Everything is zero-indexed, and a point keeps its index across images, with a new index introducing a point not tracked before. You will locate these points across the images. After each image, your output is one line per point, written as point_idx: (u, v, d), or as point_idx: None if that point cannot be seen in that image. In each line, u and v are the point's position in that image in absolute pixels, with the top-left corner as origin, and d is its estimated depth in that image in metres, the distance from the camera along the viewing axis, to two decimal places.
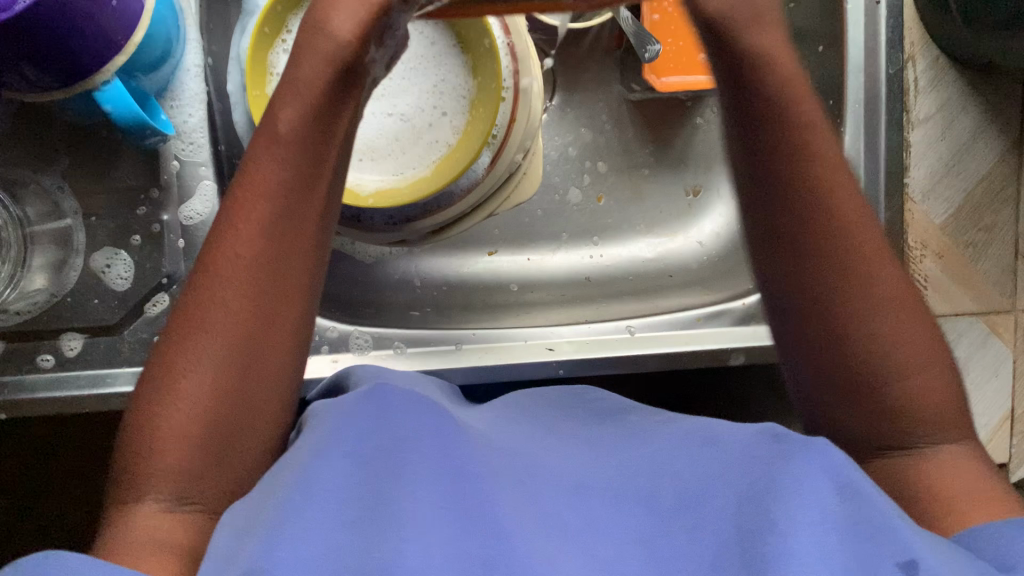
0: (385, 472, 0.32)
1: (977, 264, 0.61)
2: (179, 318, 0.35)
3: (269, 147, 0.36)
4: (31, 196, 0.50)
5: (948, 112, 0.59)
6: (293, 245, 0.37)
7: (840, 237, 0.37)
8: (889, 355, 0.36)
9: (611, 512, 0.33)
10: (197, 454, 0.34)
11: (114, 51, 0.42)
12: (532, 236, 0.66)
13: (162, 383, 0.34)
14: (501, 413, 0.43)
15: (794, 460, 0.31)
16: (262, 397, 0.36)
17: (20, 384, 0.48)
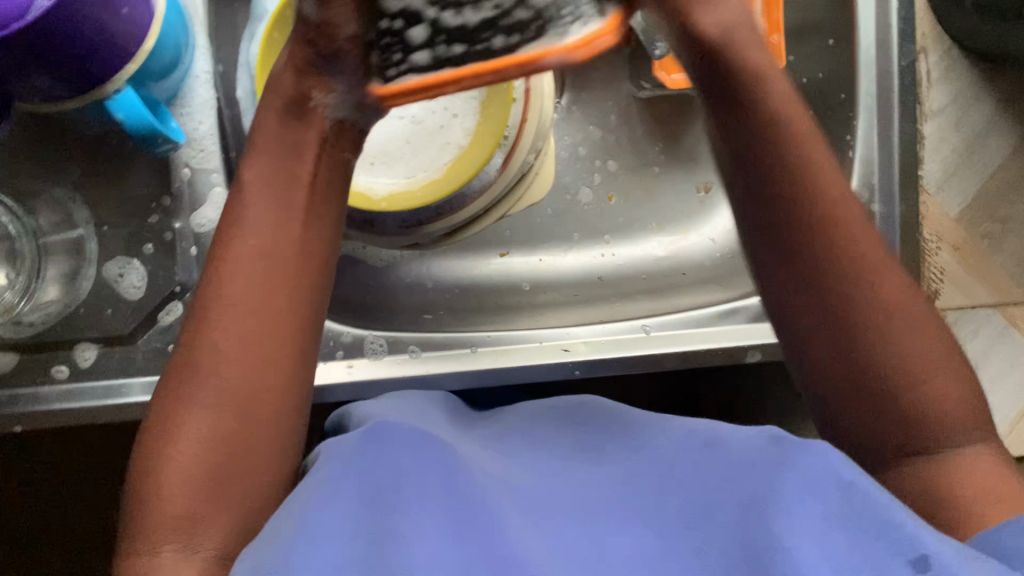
0: (387, 515, 0.33)
1: (994, 256, 0.61)
2: (179, 361, 0.36)
3: (255, 192, 0.39)
4: (43, 206, 0.50)
5: (961, 103, 0.59)
6: (297, 272, 0.38)
7: (831, 235, 0.38)
8: (896, 362, 0.36)
9: (619, 527, 0.34)
10: (206, 488, 0.34)
11: (126, 59, 0.42)
12: (543, 237, 0.66)
13: (165, 424, 0.35)
14: (513, 438, 0.44)
15: (795, 465, 0.33)
16: (270, 428, 0.36)
17: (38, 396, 0.48)
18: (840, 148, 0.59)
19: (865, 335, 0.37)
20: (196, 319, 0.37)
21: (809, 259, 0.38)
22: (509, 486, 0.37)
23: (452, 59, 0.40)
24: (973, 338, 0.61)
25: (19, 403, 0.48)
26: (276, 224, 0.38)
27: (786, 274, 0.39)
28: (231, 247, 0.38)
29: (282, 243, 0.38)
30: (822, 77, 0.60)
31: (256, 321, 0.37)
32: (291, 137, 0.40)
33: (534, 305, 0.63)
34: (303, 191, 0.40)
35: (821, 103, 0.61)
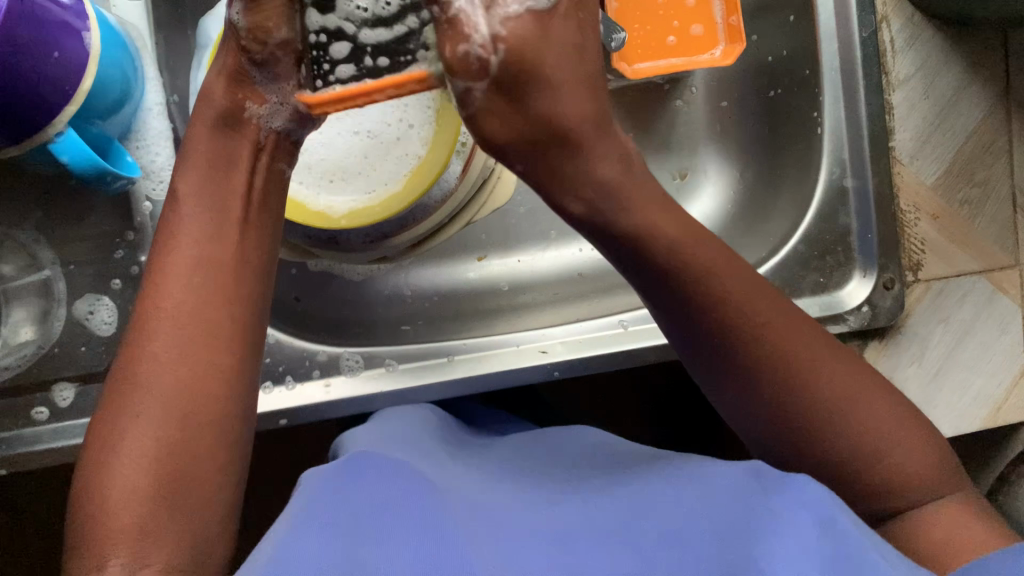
0: (362, 537, 0.33)
1: (975, 223, 0.60)
2: (122, 373, 0.37)
3: (193, 215, 0.40)
4: (8, 252, 0.51)
5: (926, 71, 0.59)
6: (237, 294, 0.39)
7: (753, 342, 0.39)
8: (863, 453, 0.39)
9: (595, 548, 0.33)
10: (151, 499, 0.34)
11: (65, 100, 0.42)
12: (518, 237, 0.65)
13: (110, 434, 0.36)
14: (498, 465, 0.45)
15: (773, 499, 0.35)
16: (211, 439, 0.37)
17: (20, 439, 0.49)
18: (809, 125, 0.58)
19: (815, 430, 0.40)
20: (138, 331, 0.38)
21: (745, 366, 0.40)
22: (477, 507, 0.37)
23: (380, 70, 0.40)
24: (960, 307, 0.59)
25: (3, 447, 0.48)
26: (227, 273, 0.39)
27: (731, 383, 0.41)
28: (174, 262, 0.39)
29: (217, 267, 0.39)
30: (787, 54, 0.59)
31: (197, 335, 0.38)
32: (223, 151, 0.41)
33: (514, 307, 0.63)
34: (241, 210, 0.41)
35: (786, 80, 0.60)
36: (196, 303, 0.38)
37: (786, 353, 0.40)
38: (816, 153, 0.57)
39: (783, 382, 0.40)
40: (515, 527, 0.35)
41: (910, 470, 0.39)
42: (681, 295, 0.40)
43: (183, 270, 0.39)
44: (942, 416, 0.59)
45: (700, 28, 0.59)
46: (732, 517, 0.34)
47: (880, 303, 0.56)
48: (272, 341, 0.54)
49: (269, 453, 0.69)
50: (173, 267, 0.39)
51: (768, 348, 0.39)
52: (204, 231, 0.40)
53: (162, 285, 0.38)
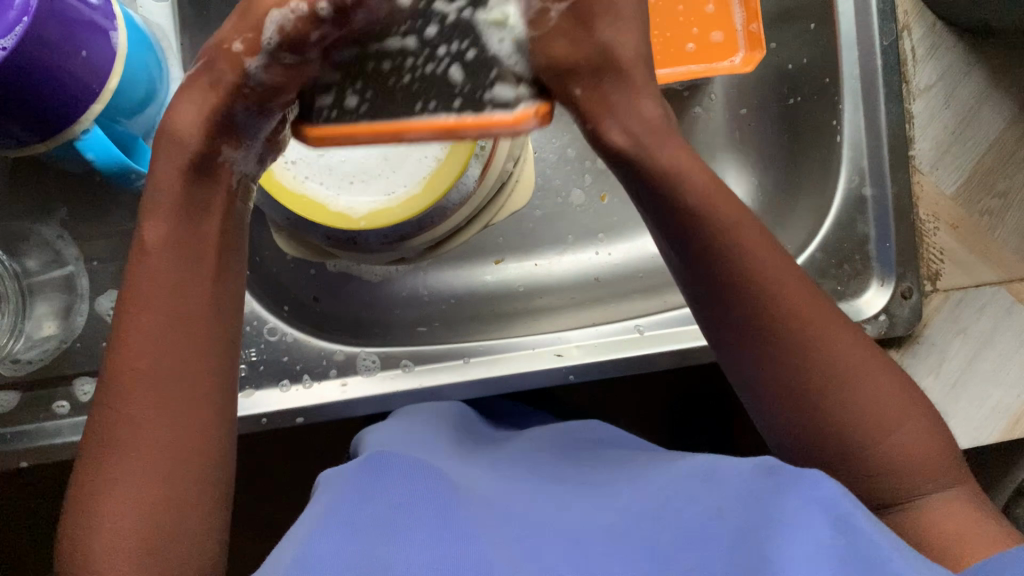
0: (380, 540, 0.33)
1: (995, 233, 0.60)
2: (98, 434, 0.37)
3: (158, 263, 0.38)
4: (32, 248, 0.52)
5: (949, 79, 0.59)
6: (206, 335, 0.39)
7: (764, 275, 0.40)
8: (863, 423, 0.39)
9: (610, 551, 0.33)
10: (138, 563, 0.35)
11: (92, 99, 0.43)
12: (538, 242, 0.66)
13: (93, 497, 0.36)
14: (507, 463, 0.45)
15: (790, 490, 0.34)
16: (192, 496, 0.37)
17: (42, 432, 0.50)
18: (828, 133, 0.58)
19: (827, 374, 0.40)
20: (107, 388, 0.37)
21: (757, 300, 0.40)
22: (494, 505, 0.37)
23: (352, 110, 0.39)
24: (979, 319, 0.59)
25: (25, 440, 0.49)
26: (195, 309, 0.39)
27: (736, 318, 0.40)
28: (138, 315, 0.38)
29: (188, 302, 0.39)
30: (807, 62, 0.59)
31: (168, 391, 0.37)
32: (196, 201, 0.40)
33: (531, 311, 0.63)
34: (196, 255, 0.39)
35: (807, 88, 0.60)
36: (165, 343, 0.38)
37: (792, 300, 0.40)
38: (834, 161, 0.57)
39: (792, 318, 0.40)
40: (537, 530, 0.35)
41: (924, 472, 0.39)
42: (692, 214, 0.40)
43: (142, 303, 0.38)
44: (960, 427, 0.58)
45: (720, 35, 0.60)
46: (750, 512, 0.33)
47: (897, 312, 0.56)
48: (291, 340, 0.55)
49: (286, 450, 0.69)
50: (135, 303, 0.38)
51: (779, 292, 0.40)
52: (167, 282, 0.38)
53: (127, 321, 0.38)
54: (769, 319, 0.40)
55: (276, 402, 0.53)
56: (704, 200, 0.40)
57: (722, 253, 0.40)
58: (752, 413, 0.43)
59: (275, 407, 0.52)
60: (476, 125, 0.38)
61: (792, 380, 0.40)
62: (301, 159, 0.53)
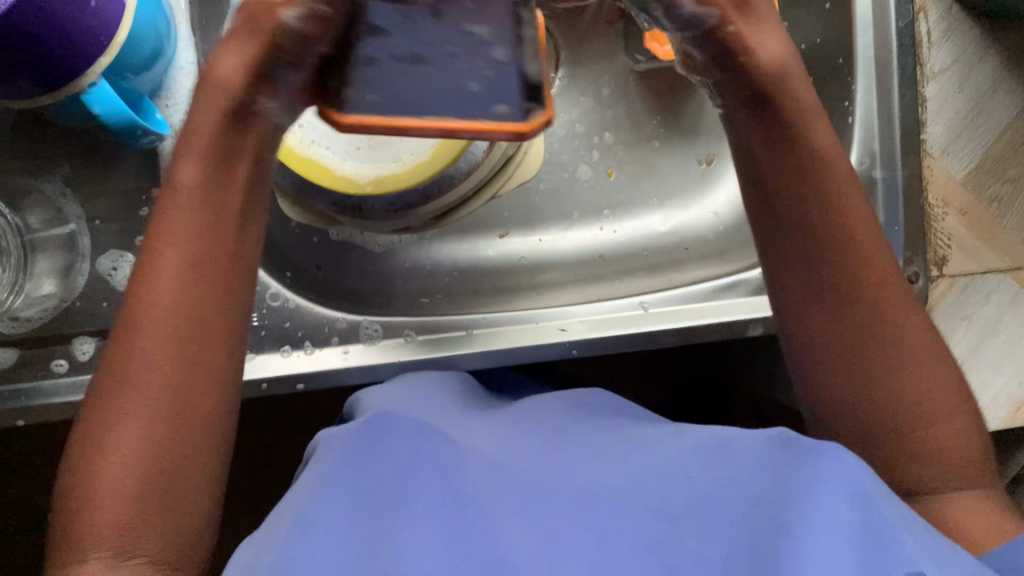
0: (383, 507, 0.33)
1: (1003, 220, 0.59)
2: (106, 375, 0.37)
3: (184, 207, 0.39)
4: (33, 204, 0.51)
5: (962, 64, 0.58)
6: (224, 282, 0.39)
7: (843, 242, 0.41)
8: (913, 399, 0.39)
9: (620, 521, 0.33)
10: (133, 496, 0.35)
11: (98, 52, 0.42)
12: (542, 217, 0.65)
13: (98, 425, 0.36)
14: (524, 428, 0.44)
15: (806, 466, 0.33)
16: (193, 433, 0.37)
17: (40, 390, 0.49)
18: (840, 114, 0.58)
19: (879, 343, 0.40)
20: (123, 325, 0.38)
21: (828, 265, 0.41)
22: (496, 470, 0.37)
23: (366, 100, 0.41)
24: (984, 305, 0.59)
25: (21, 398, 0.49)
26: (206, 257, 0.39)
27: (803, 283, 0.42)
28: (164, 255, 0.38)
29: (201, 248, 0.39)
30: (821, 42, 0.59)
31: (172, 337, 0.37)
32: (228, 143, 0.40)
33: (534, 285, 0.62)
34: (223, 199, 0.40)
35: (820, 69, 0.59)
36: (173, 290, 0.38)
37: (859, 262, 0.41)
38: (847, 143, 0.57)
39: (858, 287, 0.41)
40: (539, 501, 0.34)
41: (947, 472, 0.39)
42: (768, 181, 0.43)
43: (164, 249, 0.38)
44: None
45: None
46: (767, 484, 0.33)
47: None
48: (294, 306, 0.54)
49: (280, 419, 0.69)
50: (155, 250, 0.38)
51: (834, 237, 0.41)
52: (193, 226, 0.39)
53: (145, 264, 0.38)
54: (833, 284, 0.41)
55: (277, 367, 0.52)
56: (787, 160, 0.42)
57: (802, 217, 0.42)
58: (797, 382, 0.44)
59: (274, 374, 0.52)
60: (473, 129, 0.41)
61: (845, 343, 0.41)
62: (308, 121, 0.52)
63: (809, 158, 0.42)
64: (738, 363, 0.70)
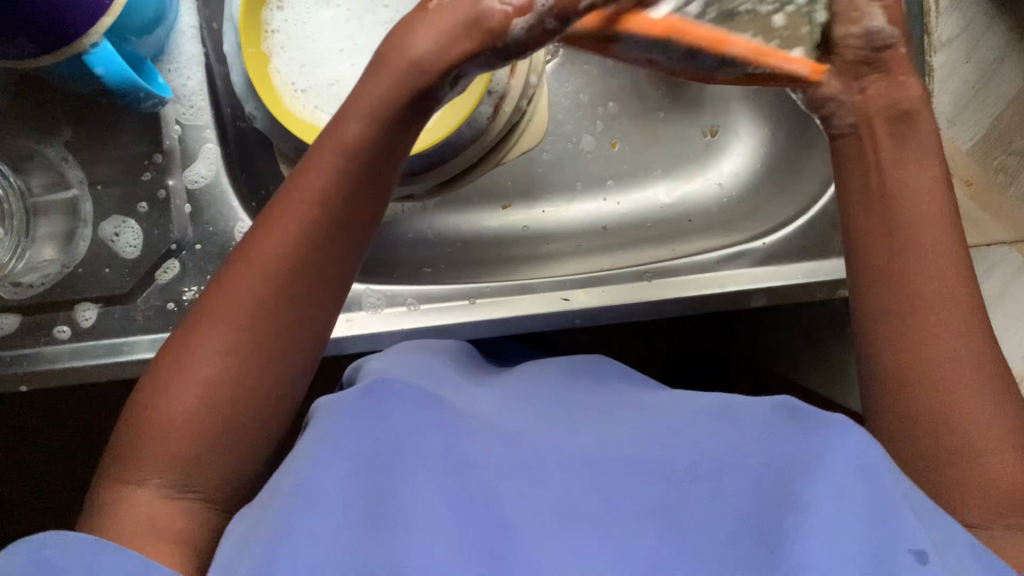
0: (383, 468, 0.32)
1: (1008, 191, 0.59)
2: (204, 306, 0.36)
3: (323, 164, 0.37)
4: (35, 168, 0.51)
5: (972, 32, 0.58)
6: (334, 251, 0.37)
7: (915, 219, 0.39)
8: (954, 394, 0.36)
9: (622, 479, 0.32)
10: (200, 432, 0.34)
11: (101, 12, 0.41)
12: (546, 187, 0.65)
13: (180, 355, 0.35)
14: (523, 395, 0.43)
15: (819, 441, 0.31)
16: (275, 390, 0.36)
17: (41, 356, 0.48)
18: None
19: (929, 326, 0.37)
20: (238, 256, 0.37)
21: (902, 235, 0.39)
22: (498, 433, 0.36)
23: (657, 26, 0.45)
24: (987, 277, 0.60)
25: (24, 363, 0.48)
26: (326, 220, 0.37)
27: (875, 244, 0.40)
28: (286, 204, 0.37)
29: (325, 210, 0.37)
30: None
31: (280, 293, 0.36)
32: (399, 113, 0.39)
33: (538, 257, 0.62)
34: (360, 166, 0.38)
35: None
36: (287, 245, 0.36)
37: (933, 245, 0.39)
38: None
39: (928, 268, 0.38)
40: (543, 459, 0.33)
41: (991, 490, 0.34)
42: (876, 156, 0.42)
43: (289, 199, 0.37)
44: None
45: None
46: (774, 453, 0.32)
47: None
48: None
49: None
50: (284, 196, 0.37)
51: (882, 205, 0.41)
52: (320, 185, 0.37)
53: (269, 207, 0.37)
54: (902, 258, 0.39)
55: None
56: (909, 161, 0.41)
57: (893, 194, 0.41)
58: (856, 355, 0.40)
59: None
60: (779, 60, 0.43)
61: (893, 321, 0.38)
62: (313, 90, 0.52)
63: (920, 145, 0.42)
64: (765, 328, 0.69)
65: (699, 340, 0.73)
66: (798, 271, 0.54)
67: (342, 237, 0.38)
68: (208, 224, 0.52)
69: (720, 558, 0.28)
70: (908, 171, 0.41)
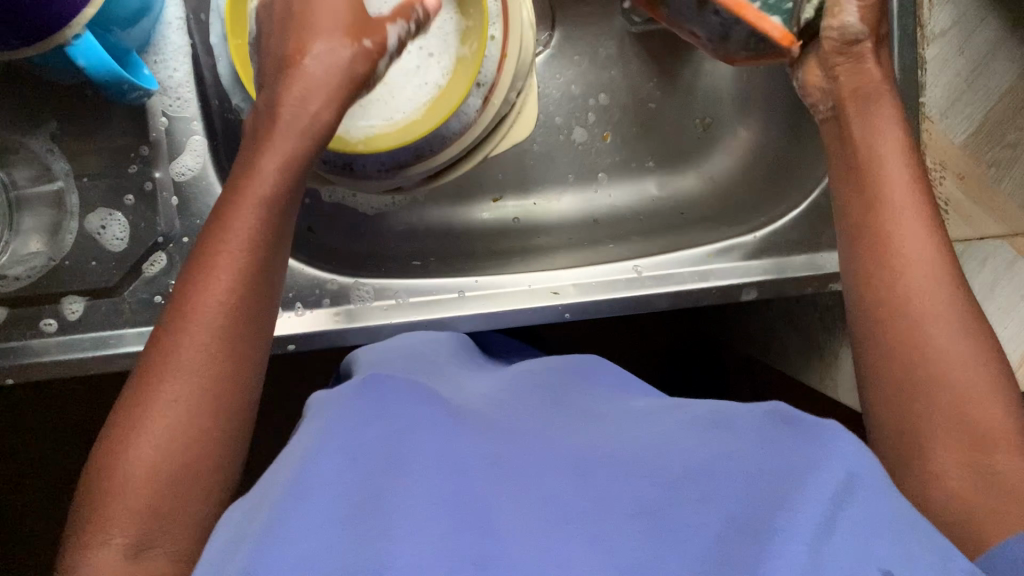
0: (386, 460, 0.30)
1: (1000, 184, 0.59)
2: (145, 370, 0.36)
3: (239, 210, 0.39)
4: (20, 161, 0.50)
5: (964, 25, 0.57)
6: (263, 298, 0.39)
7: (901, 219, 0.41)
8: (942, 389, 0.36)
9: (614, 482, 0.30)
10: (160, 484, 0.34)
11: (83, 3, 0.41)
12: (537, 178, 0.65)
13: (131, 416, 0.35)
14: (511, 391, 0.41)
15: (813, 451, 0.30)
16: (224, 436, 0.36)
17: (30, 350, 0.49)
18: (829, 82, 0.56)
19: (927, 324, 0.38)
20: (170, 319, 0.37)
21: (893, 240, 0.41)
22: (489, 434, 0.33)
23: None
24: (979, 270, 0.59)
25: (10, 356, 0.48)
26: (253, 264, 0.38)
27: (868, 247, 0.42)
28: (215, 252, 0.38)
29: (252, 252, 0.38)
30: None
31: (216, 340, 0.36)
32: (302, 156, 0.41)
33: (528, 249, 0.61)
34: (280, 209, 0.40)
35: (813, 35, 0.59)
36: (222, 292, 0.37)
37: (926, 246, 0.40)
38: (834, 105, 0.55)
39: (917, 271, 0.39)
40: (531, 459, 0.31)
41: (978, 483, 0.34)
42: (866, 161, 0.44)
43: (217, 248, 0.38)
44: None
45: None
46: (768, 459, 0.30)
47: None
48: None
49: None
50: (214, 247, 0.38)
51: (871, 198, 0.42)
52: (243, 230, 0.38)
53: (195, 264, 0.38)
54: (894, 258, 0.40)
55: None
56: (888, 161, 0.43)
57: (882, 196, 0.42)
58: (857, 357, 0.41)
59: None
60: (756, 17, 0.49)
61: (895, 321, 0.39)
62: None
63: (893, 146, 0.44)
64: (753, 320, 0.69)
65: (686, 330, 0.74)
66: (787, 266, 0.54)
67: (269, 277, 0.39)
68: (194, 217, 0.52)
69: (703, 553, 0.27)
70: (887, 171, 0.43)
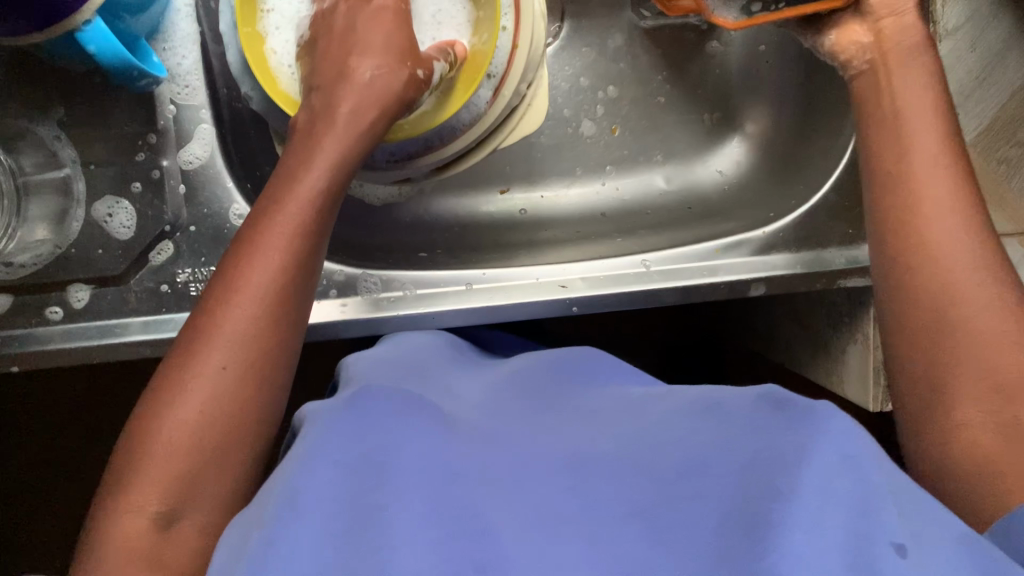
0: (370, 471, 0.29)
1: (1011, 183, 0.60)
2: (186, 345, 0.36)
3: (292, 198, 0.39)
4: (27, 148, 0.50)
5: (976, 23, 0.57)
6: (305, 284, 0.39)
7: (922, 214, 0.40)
8: (959, 376, 0.35)
9: (608, 483, 0.29)
10: (196, 457, 0.33)
11: None
12: (544, 171, 0.65)
13: (169, 390, 0.35)
14: (506, 388, 0.41)
15: (803, 433, 0.28)
16: (260, 416, 0.36)
17: (34, 337, 0.48)
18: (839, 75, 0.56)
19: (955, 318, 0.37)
20: (215, 297, 0.37)
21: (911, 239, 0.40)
22: (481, 440, 0.33)
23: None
24: None
25: (15, 344, 0.48)
26: (299, 251, 0.38)
27: (890, 243, 0.41)
28: (266, 234, 0.38)
29: (304, 239, 0.38)
30: None
31: (263, 321, 0.36)
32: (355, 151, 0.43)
33: (536, 243, 0.61)
34: (327, 200, 0.40)
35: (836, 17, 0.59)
36: (270, 274, 0.37)
37: (943, 242, 0.39)
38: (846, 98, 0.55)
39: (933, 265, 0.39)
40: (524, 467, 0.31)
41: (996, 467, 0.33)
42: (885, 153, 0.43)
43: (268, 229, 0.38)
44: None
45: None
46: (756, 447, 0.29)
47: None
48: None
49: None
50: (264, 228, 0.38)
51: (897, 198, 0.42)
52: (297, 217, 0.38)
53: (243, 244, 0.38)
54: (911, 251, 0.40)
55: None
56: (900, 153, 0.43)
57: (901, 191, 0.41)
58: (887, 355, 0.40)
59: None
60: None
61: (924, 316, 0.38)
62: None
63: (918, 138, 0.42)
64: (760, 315, 0.69)
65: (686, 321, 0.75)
66: (798, 262, 0.54)
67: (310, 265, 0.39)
68: (202, 205, 0.52)
69: (699, 551, 0.26)
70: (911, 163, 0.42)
